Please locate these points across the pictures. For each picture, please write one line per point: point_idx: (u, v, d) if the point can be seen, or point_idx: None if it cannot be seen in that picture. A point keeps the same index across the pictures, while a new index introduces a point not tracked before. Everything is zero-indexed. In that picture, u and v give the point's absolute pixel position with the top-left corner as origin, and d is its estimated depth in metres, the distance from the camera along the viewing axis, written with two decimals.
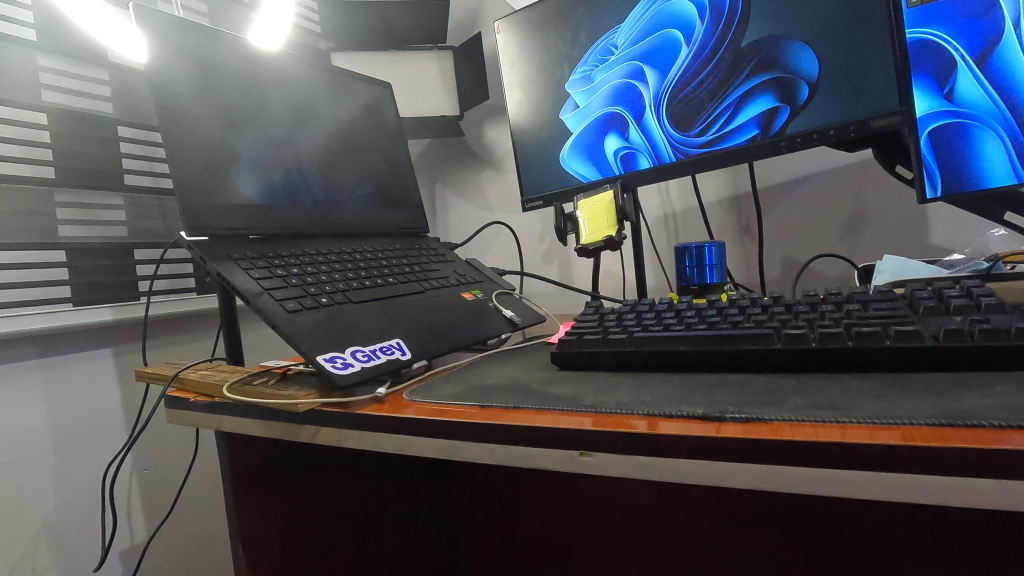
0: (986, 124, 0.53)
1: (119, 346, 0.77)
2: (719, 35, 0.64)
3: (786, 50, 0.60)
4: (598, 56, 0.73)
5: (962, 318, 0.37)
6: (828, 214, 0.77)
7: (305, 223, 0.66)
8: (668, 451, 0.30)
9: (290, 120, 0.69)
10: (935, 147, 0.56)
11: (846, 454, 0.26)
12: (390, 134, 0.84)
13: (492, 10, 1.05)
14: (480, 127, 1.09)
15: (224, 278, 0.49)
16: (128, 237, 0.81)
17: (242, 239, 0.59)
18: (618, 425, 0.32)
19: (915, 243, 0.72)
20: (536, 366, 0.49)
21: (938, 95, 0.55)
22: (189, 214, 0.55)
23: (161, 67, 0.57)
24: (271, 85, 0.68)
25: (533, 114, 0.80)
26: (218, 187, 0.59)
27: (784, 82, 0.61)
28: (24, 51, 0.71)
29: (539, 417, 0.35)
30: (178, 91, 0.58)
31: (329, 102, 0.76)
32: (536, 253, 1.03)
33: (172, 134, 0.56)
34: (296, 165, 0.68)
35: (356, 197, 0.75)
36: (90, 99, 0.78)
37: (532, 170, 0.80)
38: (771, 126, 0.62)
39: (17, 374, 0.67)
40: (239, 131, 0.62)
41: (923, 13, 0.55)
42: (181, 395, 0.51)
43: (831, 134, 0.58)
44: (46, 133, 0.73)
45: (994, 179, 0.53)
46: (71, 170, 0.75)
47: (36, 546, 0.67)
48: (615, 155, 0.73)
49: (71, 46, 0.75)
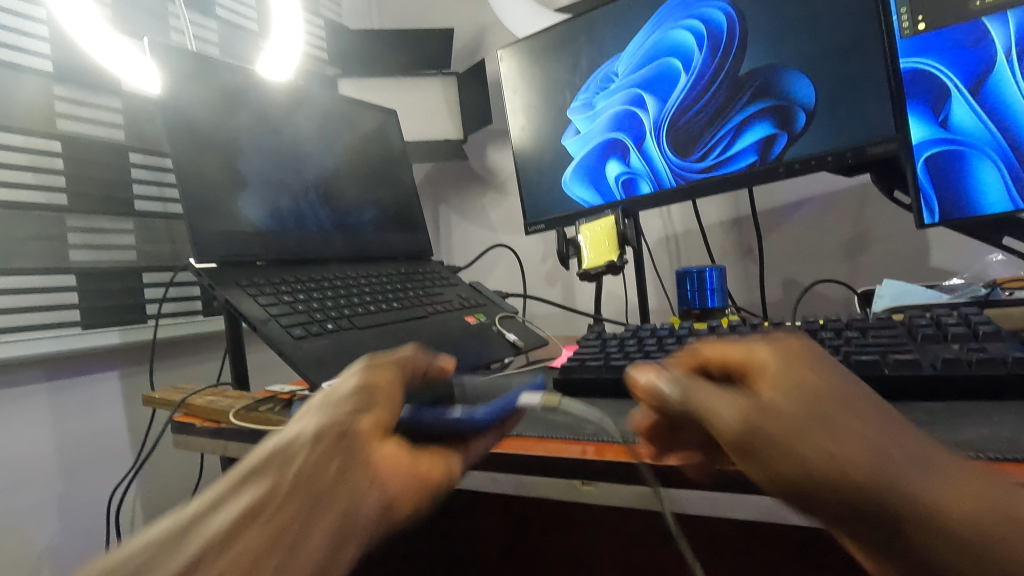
0: (981, 151, 0.53)
1: (125, 369, 0.78)
2: (717, 64, 0.65)
3: (782, 78, 0.62)
4: (599, 84, 0.75)
5: (960, 346, 0.38)
6: (828, 237, 0.78)
7: (312, 247, 0.67)
8: (670, 483, 0.30)
9: (298, 147, 0.71)
10: (932, 173, 0.56)
11: None
12: (395, 159, 0.85)
13: (496, 37, 1.08)
14: (483, 150, 1.11)
15: (232, 305, 0.50)
16: (137, 261, 0.82)
17: (249, 265, 0.60)
18: (622, 453, 0.32)
19: (915, 267, 0.72)
20: (539, 392, 0.50)
21: (933, 123, 0.55)
22: (197, 241, 0.56)
23: (174, 98, 0.59)
24: (280, 113, 0.70)
25: (536, 138, 0.81)
26: (225, 213, 0.60)
27: (782, 110, 0.62)
28: (38, 81, 0.73)
29: (541, 444, 0.35)
30: (189, 121, 0.59)
31: (338, 130, 0.77)
32: (538, 274, 1.04)
33: (183, 165, 0.57)
34: (303, 192, 0.69)
35: (361, 222, 0.76)
36: (104, 127, 0.80)
37: (535, 193, 0.81)
38: (769, 152, 0.63)
39: (25, 397, 0.68)
40: (249, 158, 0.64)
41: (916, 42, 0.55)
42: (187, 420, 0.52)
43: (829, 160, 0.60)
44: (60, 160, 0.75)
45: (990, 206, 0.54)
46: (84, 196, 0.76)
47: (37, 571, 0.67)
48: (616, 180, 0.74)
49: (85, 77, 0.78)
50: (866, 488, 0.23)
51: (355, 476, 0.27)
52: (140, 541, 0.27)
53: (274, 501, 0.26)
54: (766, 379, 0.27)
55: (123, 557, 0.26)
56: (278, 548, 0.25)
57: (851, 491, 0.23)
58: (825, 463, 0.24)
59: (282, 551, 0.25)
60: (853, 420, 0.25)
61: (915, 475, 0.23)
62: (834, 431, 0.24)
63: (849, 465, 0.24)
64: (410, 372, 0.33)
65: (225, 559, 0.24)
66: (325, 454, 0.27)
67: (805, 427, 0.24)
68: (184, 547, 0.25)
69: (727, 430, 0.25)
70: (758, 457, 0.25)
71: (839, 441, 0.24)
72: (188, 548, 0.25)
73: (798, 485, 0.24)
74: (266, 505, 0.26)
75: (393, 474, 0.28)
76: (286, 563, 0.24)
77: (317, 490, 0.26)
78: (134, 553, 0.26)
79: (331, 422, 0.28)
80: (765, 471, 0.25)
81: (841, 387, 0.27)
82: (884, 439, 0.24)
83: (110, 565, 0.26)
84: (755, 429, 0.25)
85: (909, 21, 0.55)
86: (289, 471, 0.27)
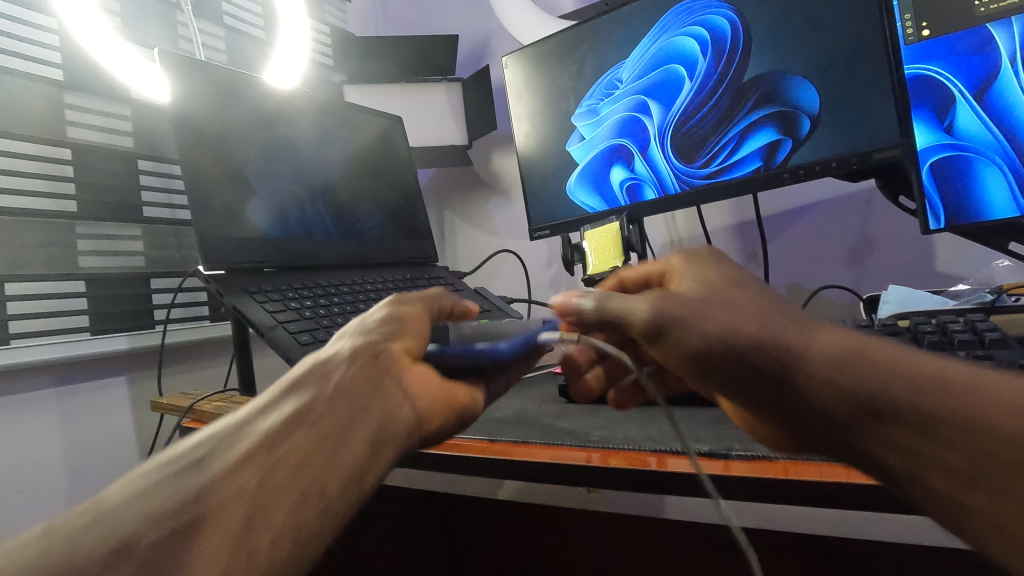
0: (987, 157, 0.53)
1: (134, 374, 0.78)
2: (721, 71, 0.66)
3: (786, 85, 0.62)
4: (603, 90, 0.75)
5: (966, 353, 0.38)
6: (832, 242, 0.78)
7: (319, 253, 0.67)
8: (676, 490, 0.30)
9: (305, 154, 0.71)
10: (937, 179, 0.56)
11: (851, 496, 0.26)
12: (400, 165, 0.86)
13: (500, 43, 1.08)
14: (488, 156, 1.11)
15: (240, 311, 0.51)
16: (146, 266, 0.82)
17: (256, 271, 0.60)
18: (629, 461, 0.33)
19: (921, 272, 0.72)
20: (545, 398, 0.50)
21: (938, 128, 0.55)
22: (205, 248, 0.57)
23: (184, 107, 0.59)
24: (287, 121, 0.70)
25: (540, 145, 0.82)
26: (232, 220, 0.61)
27: (786, 116, 0.62)
28: (48, 90, 0.74)
29: (546, 451, 0.36)
30: (199, 129, 0.60)
31: (344, 137, 0.78)
32: (543, 279, 1.04)
33: (191, 173, 0.58)
34: (310, 199, 0.70)
35: (367, 228, 0.76)
36: (113, 135, 0.81)
37: (540, 199, 0.82)
38: (774, 158, 0.63)
39: (35, 402, 0.68)
40: (256, 166, 0.65)
41: (921, 48, 0.55)
42: (196, 425, 0.52)
43: (833, 166, 0.60)
44: (70, 167, 0.75)
45: (996, 212, 0.54)
46: (93, 203, 0.77)
47: None
48: (621, 186, 0.74)
49: (94, 85, 0.78)
50: (749, 347, 0.30)
51: (390, 388, 0.31)
52: (199, 438, 0.30)
53: (321, 404, 0.29)
54: (673, 278, 0.36)
55: (187, 450, 0.29)
56: (327, 442, 0.28)
57: (738, 351, 0.30)
58: (718, 332, 0.31)
59: (327, 449, 0.28)
60: (744, 302, 0.32)
61: (795, 340, 0.30)
62: (725, 308, 0.32)
63: (741, 326, 0.31)
64: (432, 307, 0.39)
65: (280, 452, 0.27)
66: (361, 369, 0.31)
67: (701, 309, 0.32)
68: (241, 441, 0.28)
69: (640, 322, 0.33)
70: (668, 340, 0.33)
71: (735, 315, 0.31)
72: (245, 442, 0.28)
73: (700, 356, 0.31)
74: (310, 408, 0.29)
75: (422, 391, 0.32)
76: (334, 457, 0.27)
77: (359, 396, 0.30)
78: (195, 448, 0.29)
79: (366, 343, 0.33)
80: (672, 350, 0.32)
81: (735, 277, 0.34)
82: (770, 316, 0.31)
83: (175, 460, 0.28)
84: (665, 313, 0.32)
85: (914, 28, 0.55)
86: (331, 381, 0.31)
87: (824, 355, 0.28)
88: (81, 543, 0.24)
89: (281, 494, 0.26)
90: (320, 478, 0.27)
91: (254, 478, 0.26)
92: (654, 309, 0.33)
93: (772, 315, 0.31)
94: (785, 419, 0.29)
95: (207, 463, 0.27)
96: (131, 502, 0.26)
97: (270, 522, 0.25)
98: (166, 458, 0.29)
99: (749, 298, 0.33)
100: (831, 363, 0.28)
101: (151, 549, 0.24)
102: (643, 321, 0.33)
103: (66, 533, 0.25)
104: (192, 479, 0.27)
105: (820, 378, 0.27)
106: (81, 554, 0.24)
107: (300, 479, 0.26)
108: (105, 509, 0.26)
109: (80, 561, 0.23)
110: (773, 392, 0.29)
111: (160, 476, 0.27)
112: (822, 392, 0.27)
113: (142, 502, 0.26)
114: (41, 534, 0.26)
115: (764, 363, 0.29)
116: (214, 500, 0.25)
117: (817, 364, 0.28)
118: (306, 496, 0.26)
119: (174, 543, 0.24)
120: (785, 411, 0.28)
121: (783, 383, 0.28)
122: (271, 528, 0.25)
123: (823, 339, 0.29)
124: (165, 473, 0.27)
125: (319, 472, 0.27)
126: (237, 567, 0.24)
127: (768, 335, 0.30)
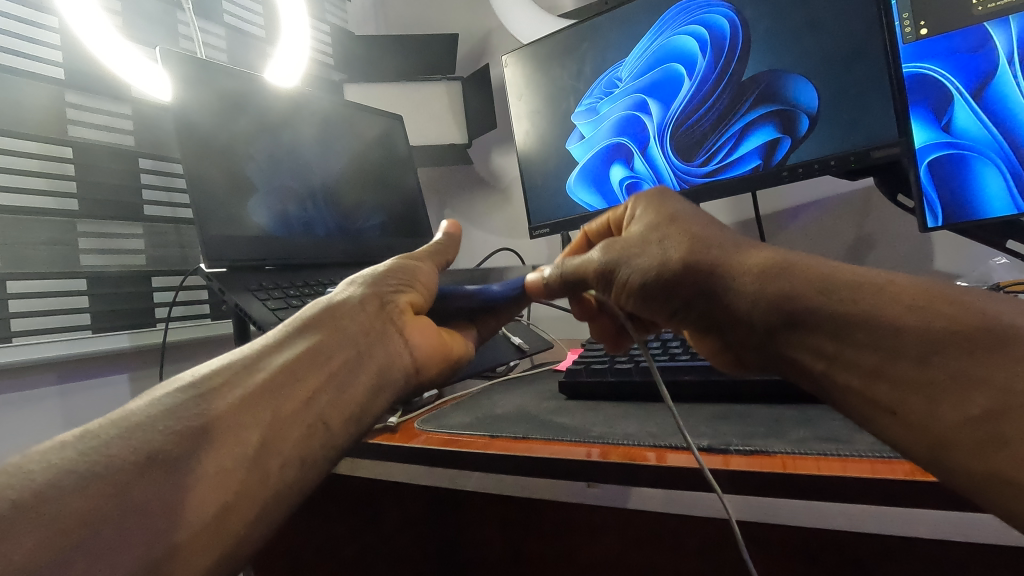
0: (985, 155, 0.54)
1: (135, 372, 0.78)
2: (720, 70, 0.66)
3: (784, 83, 0.62)
4: (603, 89, 0.75)
5: None
6: (831, 241, 0.78)
7: (319, 253, 0.68)
8: (675, 483, 0.31)
9: (307, 154, 0.72)
10: (935, 178, 0.56)
11: (850, 488, 0.27)
12: (400, 165, 0.86)
13: (500, 42, 1.09)
14: (488, 155, 1.12)
15: (242, 309, 0.52)
16: (147, 265, 0.83)
17: (259, 269, 0.61)
18: (628, 455, 0.33)
19: (920, 270, 0.72)
20: (545, 395, 0.50)
21: (935, 127, 0.56)
22: (207, 246, 0.57)
23: (185, 105, 0.59)
24: (288, 119, 0.71)
25: (540, 143, 0.82)
26: (233, 218, 0.61)
27: (785, 115, 0.63)
28: (51, 89, 0.74)
29: (547, 446, 0.36)
30: (200, 128, 0.60)
31: (343, 135, 0.78)
32: None
33: (193, 173, 0.58)
34: (311, 197, 0.70)
35: (367, 226, 0.77)
36: (113, 133, 0.81)
37: (539, 197, 0.82)
38: (772, 157, 0.64)
39: (38, 399, 0.69)
40: (258, 164, 0.65)
41: (919, 47, 0.55)
42: None
43: (832, 164, 0.60)
44: (72, 166, 0.75)
45: (993, 210, 0.54)
46: (95, 201, 0.77)
47: None
48: (621, 184, 0.75)
49: (96, 84, 0.79)
50: (678, 274, 0.35)
51: (393, 338, 0.39)
52: (214, 365, 0.33)
53: (330, 347, 0.36)
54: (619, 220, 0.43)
55: (202, 375, 0.32)
56: (333, 384, 0.34)
57: (671, 278, 0.35)
58: (655, 265, 0.36)
59: (333, 390, 0.34)
60: (685, 230, 0.36)
61: (726, 265, 0.33)
62: (663, 242, 0.36)
63: (674, 256, 0.35)
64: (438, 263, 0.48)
65: (292, 389, 0.32)
66: (372, 317, 0.39)
67: (642, 247, 0.37)
68: (258, 373, 0.33)
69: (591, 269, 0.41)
70: (617, 280, 0.39)
71: (666, 245, 0.36)
72: (261, 376, 0.32)
73: (641, 290, 0.38)
74: (323, 347, 0.35)
75: (420, 342, 0.40)
76: (338, 397, 0.34)
77: (363, 342, 0.37)
78: (212, 373, 0.32)
79: (377, 295, 0.40)
80: (621, 288, 0.39)
81: (683, 212, 0.38)
82: (705, 239, 0.35)
83: (195, 382, 0.31)
84: (611, 257, 0.39)
85: (912, 27, 0.55)
86: (341, 326, 0.37)
87: (748, 275, 0.32)
88: (115, 451, 0.26)
89: (290, 427, 0.31)
90: (323, 415, 0.33)
91: (269, 410, 0.31)
92: (605, 258, 0.40)
93: (706, 237, 0.35)
94: (717, 334, 0.35)
95: (227, 390, 0.31)
96: (153, 422, 0.28)
97: (280, 448, 0.30)
98: (183, 379, 0.31)
99: (690, 226, 0.36)
100: (753, 291, 0.31)
101: (183, 463, 0.27)
102: (597, 269, 0.41)
103: (100, 440, 0.26)
104: (213, 403, 0.30)
105: (748, 295, 0.32)
106: (113, 461, 0.26)
107: (306, 415, 0.32)
108: (131, 423, 0.28)
109: (114, 469, 0.25)
110: (710, 309, 0.35)
111: (182, 395, 0.30)
112: (746, 310, 0.32)
113: (168, 419, 0.28)
114: (74, 438, 0.27)
115: (695, 286, 0.35)
116: (235, 424, 0.29)
117: (741, 285, 0.32)
118: (311, 428, 0.32)
119: (205, 461, 0.27)
120: (716, 326, 0.35)
121: (711, 302, 0.34)
122: (282, 454, 0.30)
123: (747, 273, 0.32)
124: (185, 394, 0.30)
125: (323, 410, 0.33)
126: (252, 488, 0.28)
127: (699, 260, 0.34)
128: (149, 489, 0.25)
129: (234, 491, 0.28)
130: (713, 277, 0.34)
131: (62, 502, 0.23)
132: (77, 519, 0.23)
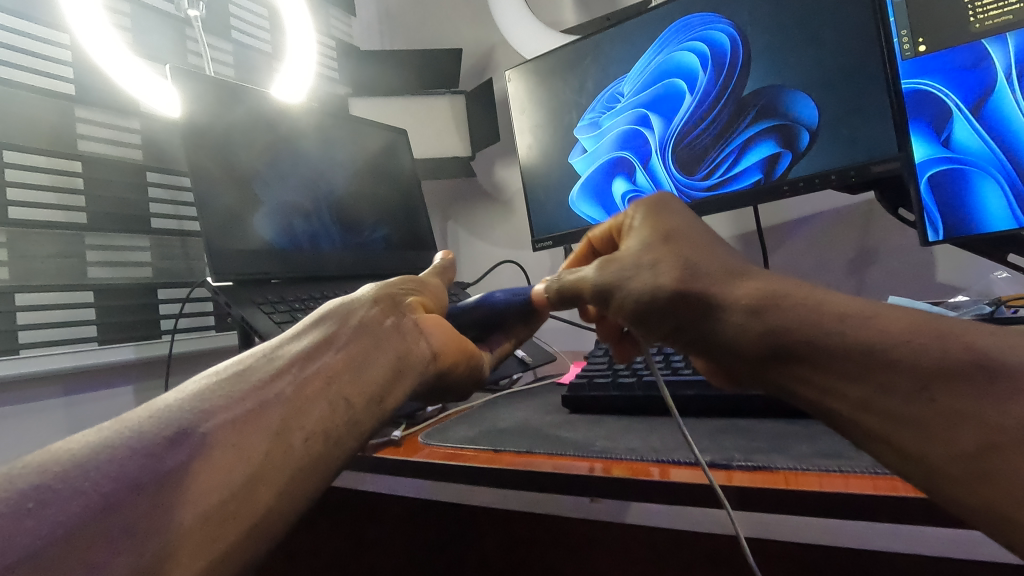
0: (985, 171, 0.54)
1: (140, 384, 0.79)
2: (721, 85, 0.67)
3: (784, 99, 0.63)
4: (604, 104, 0.76)
5: None
6: (833, 253, 0.78)
7: (324, 266, 0.69)
8: (677, 499, 0.31)
9: (313, 168, 0.72)
10: (935, 193, 0.57)
11: (851, 505, 0.27)
12: (404, 177, 0.87)
13: (504, 56, 1.10)
14: (491, 167, 1.13)
15: (248, 322, 0.52)
16: (152, 277, 0.83)
17: (264, 282, 0.62)
18: (632, 470, 0.33)
19: (923, 283, 0.72)
20: (548, 409, 0.50)
21: (934, 142, 0.56)
22: (215, 260, 0.58)
23: (194, 120, 0.60)
24: (295, 133, 0.71)
25: (542, 157, 0.83)
26: (240, 231, 0.61)
27: (785, 130, 0.63)
28: (63, 105, 0.76)
29: (550, 461, 0.36)
30: (207, 144, 0.60)
31: (348, 148, 0.79)
32: None
33: (200, 188, 0.59)
34: (316, 211, 0.71)
35: (371, 239, 0.77)
36: (123, 147, 0.82)
37: (542, 210, 0.82)
38: (772, 171, 0.64)
39: (42, 411, 0.69)
40: (265, 180, 0.66)
41: (918, 63, 0.56)
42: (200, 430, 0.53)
43: (832, 179, 0.60)
44: (80, 179, 0.76)
45: (994, 225, 0.54)
46: (103, 214, 0.78)
47: None
48: (622, 198, 0.75)
49: (106, 100, 0.80)
50: (670, 301, 0.34)
51: (407, 327, 0.40)
52: (236, 358, 0.34)
53: (345, 337, 0.36)
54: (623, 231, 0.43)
55: (227, 365, 0.33)
56: (352, 365, 0.34)
57: (664, 304, 0.35)
58: (647, 290, 0.36)
59: (353, 371, 0.34)
60: (677, 254, 0.36)
61: (717, 291, 0.33)
62: (656, 267, 0.36)
63: (666, 282, 0.35)
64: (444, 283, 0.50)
65: (314, 369, 0.33)
66: (383, 312, 0.40)
67: (637, 269, 0.37)
68: (278, 359, 0.34)
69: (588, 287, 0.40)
70: (613, 301, 0.39)
71: (660, 269, 0.35)
72: (280, 360, 0.34)
73: (634, 313, 0.37)
74: (334, 339, 0.36)
75: (435, 333, 0.41)
76: (358, 377, 0.34)
77: (380, 331, 0.38)
78: (235, 362, 0.33)
79: (389, 295, 0.41)
80: (617, 309, 0.39)
81: (680, 231, 0.37)
82: (697, 267, 0.34)
83: (220, 370, 0.33)
84: (610, 273, 0.39)
85: (910, 44, 0.56)
86: (353, 319, 0.38)
87: (738, 309, 0.31)
88: (146, 428, 0.28)
89: (313, 403, 0.31)
90: (345, 392, 0.33)
91: (290, 388, 0.32)
92: (600, 276, 0.39)
93: (700, 265, 0.35)
94: (707, 360, 0.34)
95: (249, 374, 0.32)
96: (182, 403, 0.30)
97: (303, 422, 0.30)
98: (209, 372, 0.33)
99: (685, 248, 0.36)
100: (745, 318, 0.31)
101: (207, 438, 0.28)
102: (591, 288, 0.40)
103: (133, 422, 0.28)
104: (238, 385, 0.31)
105: (740, 325, 0.31)
106: (148, 435, 0.28)
107: (328, 393, 0.32)
108: (159, 407, 0.29)
109: (148, 444, 0.27)
110: (697, 342, 0.34)
111: (208, 382, 0.31)
112: (733, 341, 0.31)
113: (196, 401, 0.30)
114: (110, 423, 0.29)
115: (685, 314, 0.34)
116: (259, 402, 0.30)
117: (732, 317, 0.31)
118: (333, 405, 0.32)
119: (232, 434, 0.29)
120: (706, 353, 0.34)
121: (701, 331, 0.33)
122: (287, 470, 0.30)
123: (750, 283, 0.32)
124: (214, 380, 0.32)
125: (344, 388, 0.33)
126: (276, 461, 0.29)
127: (689, 289, 0.33)
128: (175, 462, 0.27)
129: (258, 462, 0.28)
130: (701, 307, 0.33)
131: (98, 471, 0.25)
132: (110, 487, 0.25)
